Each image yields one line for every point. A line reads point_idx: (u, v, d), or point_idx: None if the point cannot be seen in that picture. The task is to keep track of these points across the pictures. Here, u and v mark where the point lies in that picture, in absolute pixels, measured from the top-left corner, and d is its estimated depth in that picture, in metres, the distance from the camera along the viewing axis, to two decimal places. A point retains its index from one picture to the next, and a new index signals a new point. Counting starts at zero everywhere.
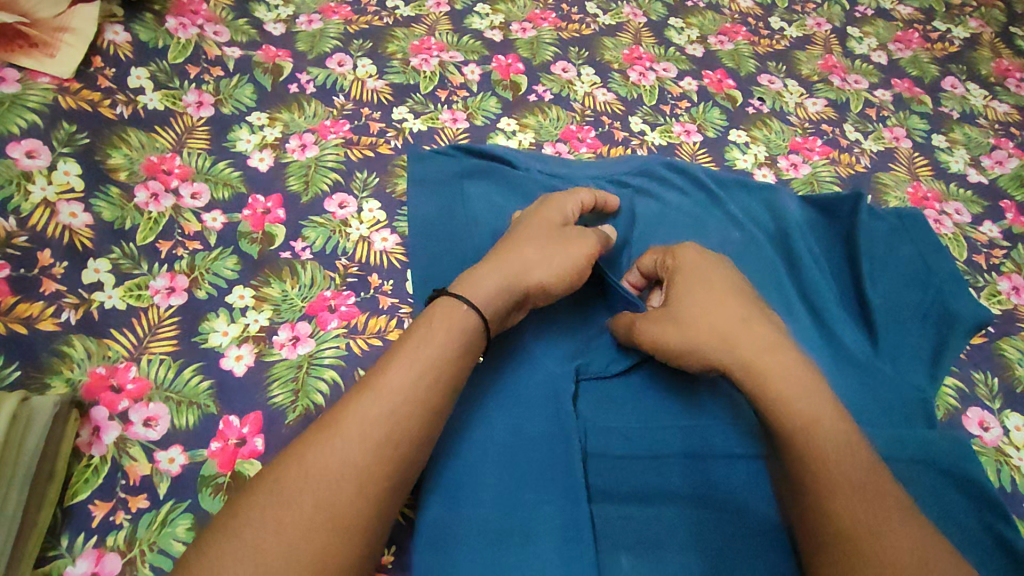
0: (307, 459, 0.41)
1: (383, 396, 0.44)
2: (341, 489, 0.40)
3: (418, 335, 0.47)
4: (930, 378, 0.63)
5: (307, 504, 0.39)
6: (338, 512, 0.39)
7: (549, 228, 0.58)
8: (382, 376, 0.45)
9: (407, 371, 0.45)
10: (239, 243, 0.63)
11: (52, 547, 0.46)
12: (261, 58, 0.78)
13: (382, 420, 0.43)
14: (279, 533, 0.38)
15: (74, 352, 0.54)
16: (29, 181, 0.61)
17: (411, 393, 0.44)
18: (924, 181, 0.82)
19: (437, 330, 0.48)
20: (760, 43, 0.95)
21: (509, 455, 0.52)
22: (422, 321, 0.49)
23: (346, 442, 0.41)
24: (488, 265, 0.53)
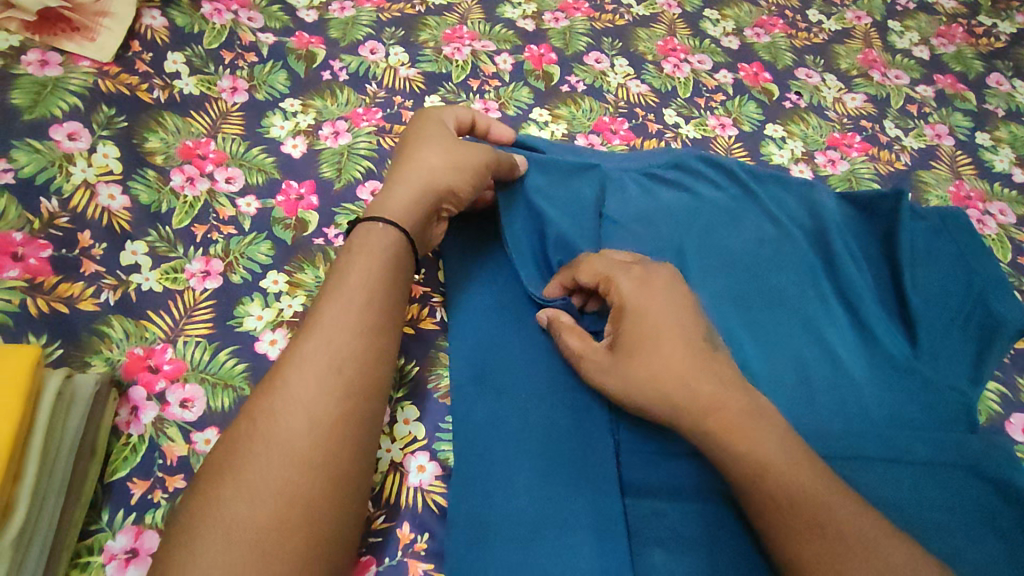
0: (256, 415, 0.44)
1: (313, 341, 0.47)
2: (294, 431, 0.43)
3: (338, 267, 0.51)
4: (972, 381, 0.61)
5: (269, 447, 0.42)
6: (295, 451, 0.42)
7: (435, 138, 0.61)
8: (309, 324, 0.48)
9: (336, 312, 0.48)
10: (273, 229, 0.64)
11: (93, 522, 0.47)
12: (295, 44, 0.78)
13: (321, 355, 0.46)
14: (238, 483, 0.41)
15: (113, 332, 0.55)
16: (70, 163, 0.62)
17: (347, 334, 0.47)
18: (966, 180, 0.80)
19: (351, 263, 0.51)
20: (797, 36, 0.93)
21: (520, 440, 0.53)
22: (342, 255, 0.52)
23: (291, 389, 0.44)
24: (393, 180, 0.57)
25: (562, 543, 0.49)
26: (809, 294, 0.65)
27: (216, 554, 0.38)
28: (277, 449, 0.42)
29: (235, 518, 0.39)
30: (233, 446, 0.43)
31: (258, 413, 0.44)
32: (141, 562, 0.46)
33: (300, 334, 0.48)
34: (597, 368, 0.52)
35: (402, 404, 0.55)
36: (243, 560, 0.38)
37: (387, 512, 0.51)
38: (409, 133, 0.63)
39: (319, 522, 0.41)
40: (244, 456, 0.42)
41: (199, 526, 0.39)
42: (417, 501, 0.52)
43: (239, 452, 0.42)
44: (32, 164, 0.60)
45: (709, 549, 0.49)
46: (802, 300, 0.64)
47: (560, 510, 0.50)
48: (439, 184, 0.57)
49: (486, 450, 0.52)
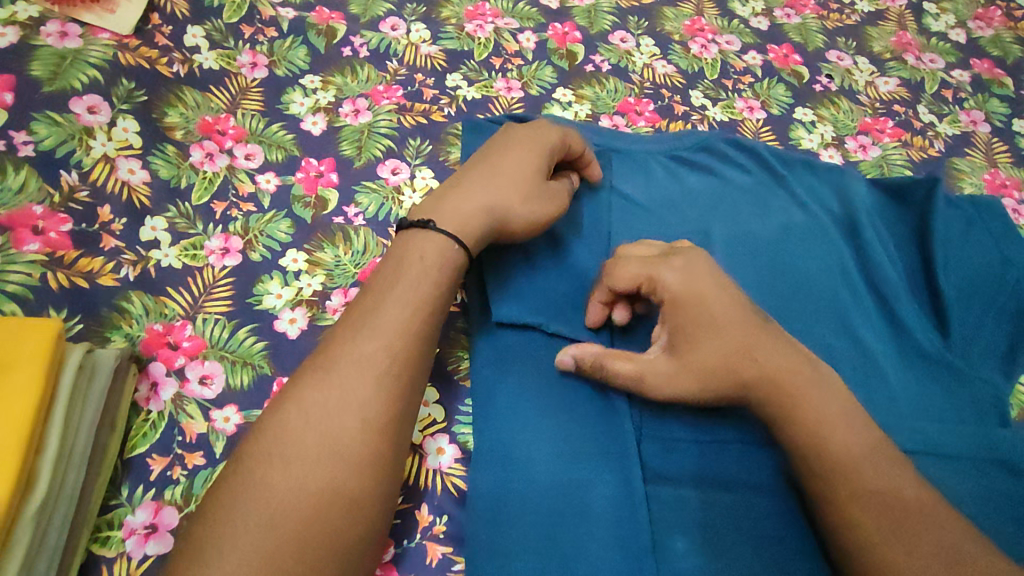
0: (303, 399, 0.42)
1: (363, 331, 0.45)
2: (343, 423, 0.42)
3: (415, 271, 0.48)
4: (1004, 374, 0.59)
5: (313, 441, 0.41)
6: (341, 443, 0.41)
7: (529, 170, 0.56)
8: (363, 313, 0.46)
9: (392, 304, 0.47)
10: (292, 207, 0.63)
11: (113, 497, 0.47)
12: (315, 19, 0.76)
13: (379, 353, 0.44)
14: (285, 469, 0.40)
15: (132, 308, 0.54)
16: (90, 137, 0.61)
17: (401, 327, 0.46)
18: (1002, 168, 0.78)
19: (405, 258, 0.49)
20: (829, 18, 0.90)
21: (551, 429, 0.52)
22: (417, 258, 0.49)
23: (338, 379, 0.43)
24: (464, 193, 0.53)
25: (596, 537, 0.48)
26: (838, 283, 0.63)
27: (257, 541, 0.37)
28: (324, 439, 0.41)
29: (278, 505, 0.39)
30: (278, 429, 0.41)
31: (303, 399, 0.42)
32: (160, 538, 0.46)
33: (346, 327, 0.46)
34: (659, 377, 0.50)
35: None
36: (280, 548, 0.37)
37: (406, 493, 0.50)
38: (514, 142, 0.58)
39: (353, 517, 0.40)
40: (290, 442, 0.41)
41: (239, 506, 0.38)
42: (435, 483, 0.51)
43: (285, 436, 0.41)
44: (52, 137, 0.60)
45: (726, 537, 0.49)
46: (830, 286, 0.63)
47: (595, 503, 0.49)
48: (499, 225, 0.54)
49: (516, 438, 0.52)
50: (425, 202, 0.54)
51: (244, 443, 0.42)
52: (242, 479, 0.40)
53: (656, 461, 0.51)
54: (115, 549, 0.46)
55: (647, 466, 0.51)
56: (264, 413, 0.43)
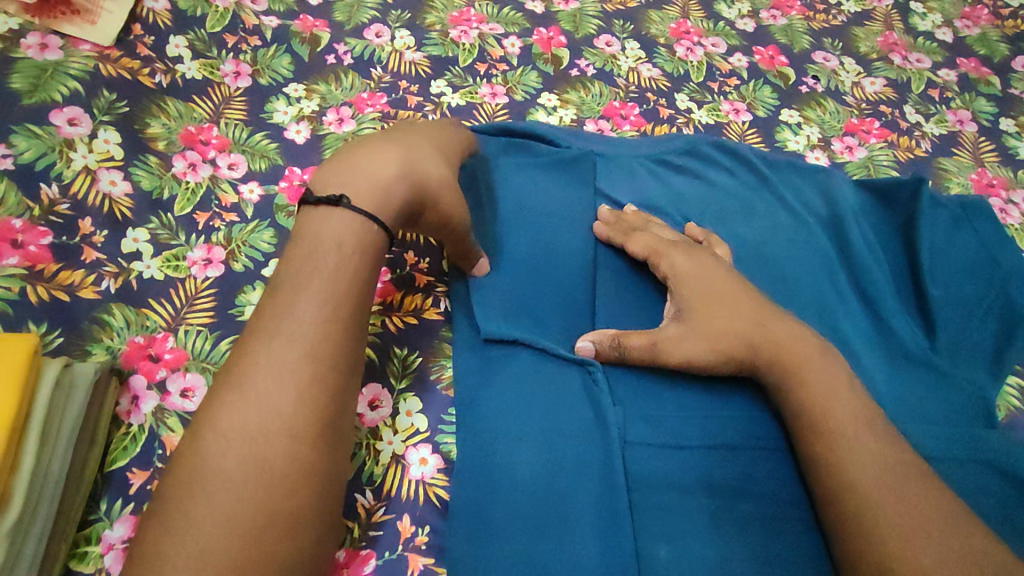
0: (219, 418, 0.39)
1: (278, 335, 0.42)
2: (267, 442, 0.38)
3: (327, 266, 0.44)
4: (992, 375, 0.59)
5: (235, 467, 0.38)
6: (267, 465, 0.38)
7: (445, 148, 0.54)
8: (271, 314, 0.43)
9: (304, 302, 0.43)
10: (275, 216, 0.63)
11: (92, 511, 0.47)
12: (299, 28, 0.76)
13: (302, 360, 0.41)
14: (222, 495, 0.37)
15: (114, 321, 0.54)
16: (71, 149, 0.61)
17: (319, 328, 0.42)
18: (989, 168, 0.78)
19: (315, 249, 0.45)
20: (815, 18, 0.90)
21: (527, 437, 0.52)
22: (332, 248, 0.44)
23: (255, 394, 0.40)
24: (382, 156, 0.49)
25: (571, 549, 0.47)
26: (822, 285, 0.63)
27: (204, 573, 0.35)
28: (254, 458, 0.38)
29: (216, 534, 0.36)
30: (199, 450, 0.38)
31: (225, 415, 0.39)
32: None
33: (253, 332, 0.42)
34: (668, 343, 0.53)
35: (405, 396, 0.55)
36: None
37: (387, 504, 0.50)
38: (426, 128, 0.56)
39: (297, 531, 0.38)
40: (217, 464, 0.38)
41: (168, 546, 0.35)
42: (417, 494, 0.51)
43: (210, 459, 0.38)
44: (32, 150, 0.59)
45: (712, 539, 0.49)
46: (815, 288, 0.63)
47: (569, 508, 0.49)
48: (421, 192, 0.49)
49: (491, 449, 0.51)
50: (346, 150, 0.50)
51: (170, 469, 0.39)
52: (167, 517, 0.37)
53: (642, 467, 0.51)
54: (94, 565, 0.45)
55: (631, 472, 0.51)
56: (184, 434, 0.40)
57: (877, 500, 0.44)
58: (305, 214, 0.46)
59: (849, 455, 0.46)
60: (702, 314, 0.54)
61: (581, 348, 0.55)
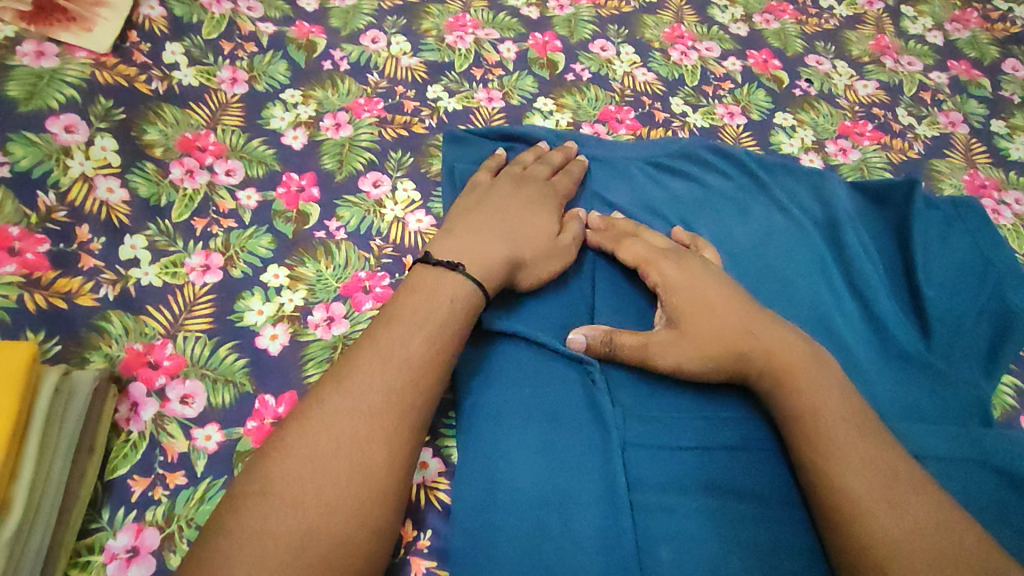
0: (327, 427, 0.43)
1: (390, 362, 0.46)
2: (371, 453, 0.42)
3: (443, 317, 0.50)
4: (987, 376, 0.60)
5: (342, 469, 0.41)
6: (368, 471, 0.42)
7: (546, 223, 0.60)
8: (385, 341, 0.47)
9: (418, 339, 0.48)
10: (273, 222, 0.63)
11: (93, 520, 0.47)
12: (295, 34, 0.77)
13: (409, 390, 0.45)
14: (318, 495, 0.40)
15: (112, 328, 0.54)
16: (68, 156, 0.61)
17: (424, 363, 0.47)
18: (981, 169, 0.78)
19: (433, 297, 0.50)
20: (807, 22, 0.91)
21: (530, 439, 0.52)
22: (446, 304, 0.50)
23: (364, 408, 0.44)
24: (489, 237, 0.56)
25: (573, 551, 0.48)
26: (817, 285, 0.64)
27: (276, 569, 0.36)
28: (350, 466, 0.41)
29: (297, 531, 0.38)
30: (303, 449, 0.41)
31: (327, 425, 0.42)
32: (142, 561, 0.46)
33: (361, 357, 0.46)
34: (659, 347, 0.54)
35: None
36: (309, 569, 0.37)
37: None
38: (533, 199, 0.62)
39: (355, 537, 0.40)
40: (306, 466, 0.41)
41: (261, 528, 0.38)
42: (420, 497, 0.50)
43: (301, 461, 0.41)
44: (28, 158, 0.59)
45: (712, 539, 0.49)
46: (811, 289, 0.64)
47: (570, 509, 0.49)
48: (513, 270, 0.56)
49: (492, 450, 0.51)
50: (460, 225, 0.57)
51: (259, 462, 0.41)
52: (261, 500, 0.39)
53: (643, 469, 0.52)
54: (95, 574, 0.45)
55: (631, 474, 0.51)
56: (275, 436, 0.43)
57: (868, 509, 0.44)
58: (420, 270, 0.53)
59: (840, 463, 0.46)
60: (692, 322, 0.54)
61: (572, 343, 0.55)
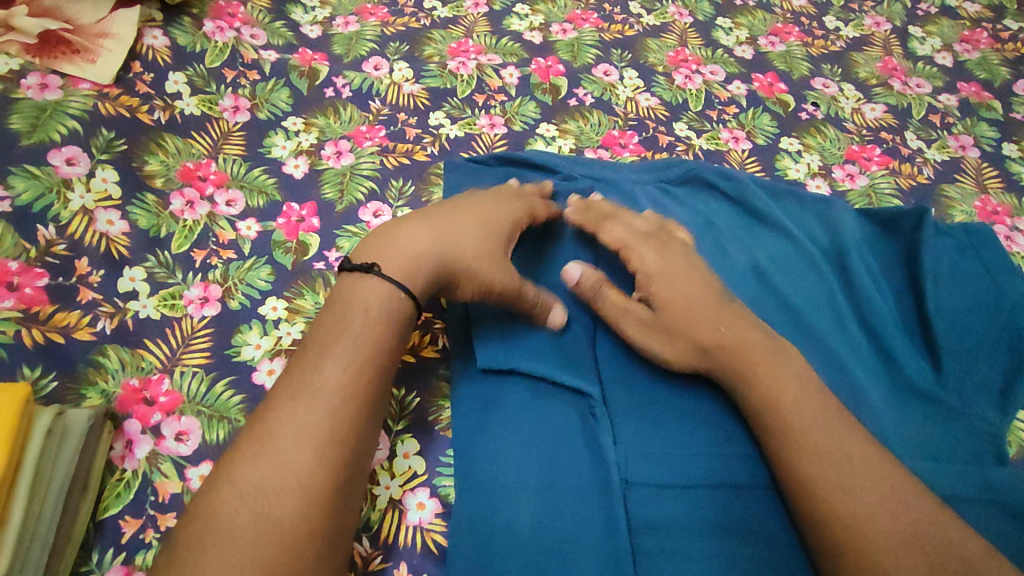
0: (238, 473, 0.39)
1: (311, 394, 0.42)
2: (280, 499, 0.38)
3: (354, 333, 0.45)
4: (1000, 412, 0.58)
5: (246, 522, 0.37)
6: (278, 519, 0.38)
7: (488, 219, 0.55)
8: (301, 375, 0.43)
9: (333, 366, 0.43)
10: (273, 252, 0.62)
11: (84, 562, 0.46)
12: (297, 61, 0.77)
13: (322, 421, 0.41)
14: (221, 554, 0.36)
15: (108, 363, 0.54)
16: (68, 189, 0.61)
17: (340, 390, 0.43)
18: (993, 194, 0.77)
19: (348, 314, 0.46)
20: (813, 44, 0.90)
21: (525, 478, 0.50)
22: (361, 316, 0.46)
23: (273, 450, 0.40)
24: (414, 230, 0.51)
25: None
26: (823, 317, 0.63)
27: None
28: (260, 518, 0.38)
29: None
30: (212, 507, 0.38)
31: (234, 477, 0.39)
32: None
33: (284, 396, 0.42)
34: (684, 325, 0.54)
35: (402, 437, 0.53)
36: None
37: (384, 552, 0.48)
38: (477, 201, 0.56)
39: None
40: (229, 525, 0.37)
41: None
42: (415, 541, 0.49)
43: (224, 519, 0.38)
44: (30, 191, 0.59)
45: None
46: (817, 318, 0.63)
47: (563, 552, 0.48)
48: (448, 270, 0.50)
49: (486, 491, 0.50)
50: (387, 225, 0.53)
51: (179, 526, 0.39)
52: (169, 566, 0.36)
53: (644, 508, 0.50)
54: None
55: (633, 515, 0.50)
56: (201, 493, 0.40)
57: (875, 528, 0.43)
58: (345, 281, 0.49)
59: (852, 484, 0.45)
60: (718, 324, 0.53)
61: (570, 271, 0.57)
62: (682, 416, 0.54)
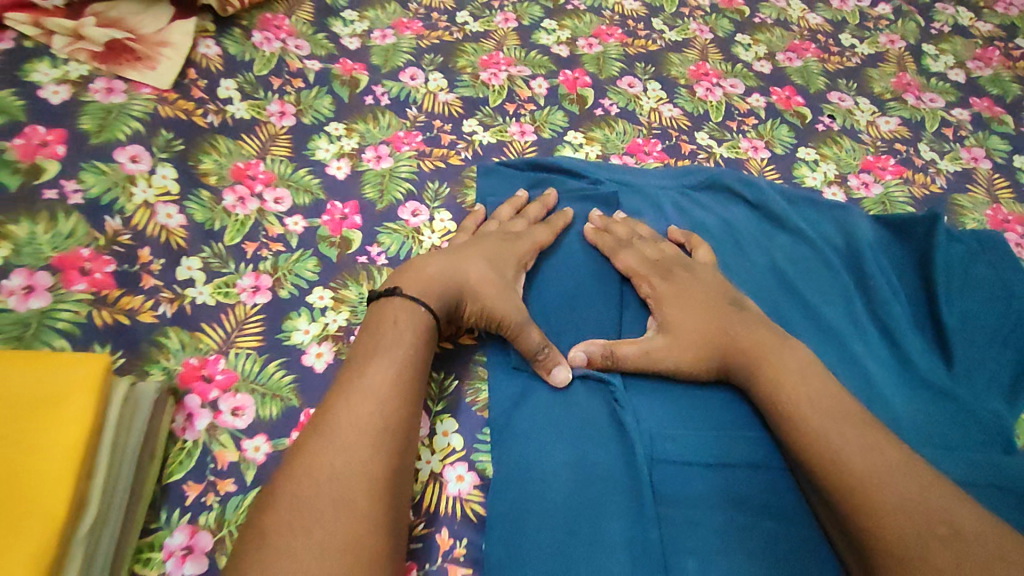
0: (307, 461, 0.43)
1: (357, 394, 0.47)
2: (352, 482, 0.43)
3: (390, 343, 0.51)
4: (1008, 404, 0.61)
5: (325, 502, 0.41)
6: (353, 500, 0.42)
7: (499, 252, 0.61)
8: (348, 380, 0.49)
9: (378, 370, 0.49)
10: (318, 246, 0.67)
11: (153, 521, 0.49)
12: (339, 71, 0.82)
13: (376, 415, 0.46)
14: (306, 531, 0.40)
15: (170, 343, 0.58)
16: (132, 183, 0.65)
17: (388, 389, 0.48)
18: (1003, 204, 0.79)
19: (382, 328, 0.53)
20: (829, 60, 0.94)
21: (559, 457, 0.54)
22: (391, 330, 0.52)
23: (338, 441, 0.44)
24: (431, 261, 0.58)
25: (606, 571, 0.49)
26: (840, 315, 0.66)
27: None
28: (336, 499, 0.42)
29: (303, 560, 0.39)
30: (288, 491, 0.42)
31: (306, 464, 0.43)
32: (197, 559, 0.48)
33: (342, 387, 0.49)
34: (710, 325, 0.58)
35: (441, 417, 0.56)
36: None
37: (427, 519, 0.51)
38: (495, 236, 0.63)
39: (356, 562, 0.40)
40: (306, 502, 0.41)
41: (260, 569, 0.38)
42: (455, 510, 0.52)
43: (300, 496, 0.42)
44: (98, 186, 0.63)
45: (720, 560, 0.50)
46: (833, 316, 0.66)
47: (600, 530, 0.50)
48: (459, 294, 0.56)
49: (523, 468, 0.53)
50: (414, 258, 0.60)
51: (255, 515, 0.42)
52: (254, 545, 0.40)
53: (669, 484, 0.53)
54: (155, 569, 0.48)
55: (659, 490, 0.53)
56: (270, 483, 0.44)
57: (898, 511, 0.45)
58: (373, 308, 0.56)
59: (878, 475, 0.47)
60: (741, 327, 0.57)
61: (574, 357, 0.57)
62: (704, 402, 0.58)
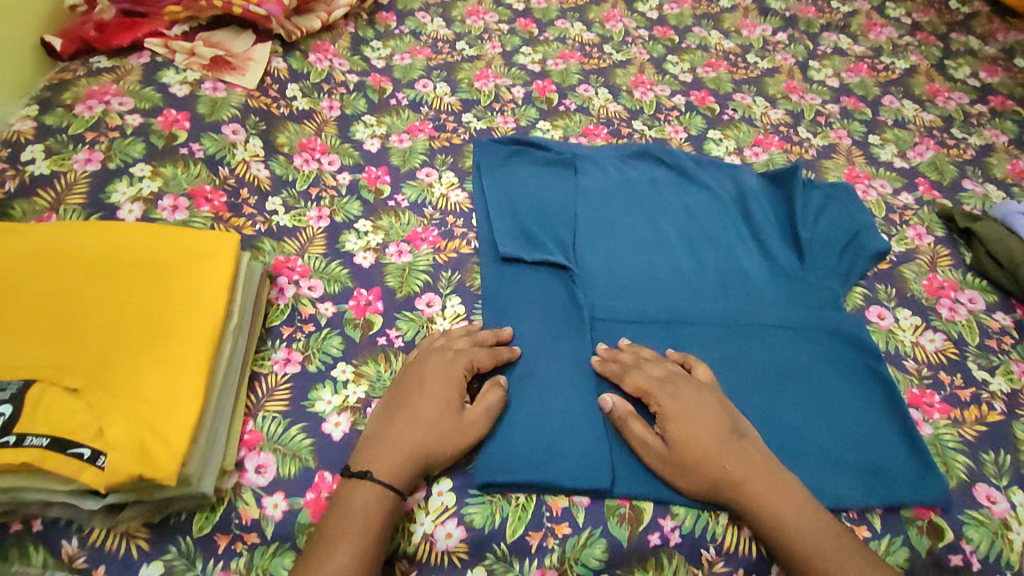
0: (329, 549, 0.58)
1: (359, 499, 0.62)
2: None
3: (361, 495, 0.62)
4: (841, 283, 0.89)
5: None
6: None
7: (445, 400, 0.68)
8: (346, 498, 0.62)
9: (366, 493, 0.62)
10: (360, 193, 0.95)
11: (263, 344, 0.76)
12: (371, 82, 1.12)
13: (369, 518, 0.61)
14: None
15: (264, 247, 0.85)
16: (234, 148, 0.94)
17: (378, 500, 0.62)
18: (858, 166, 1.08)
19: (350, 497, 0.62)
20: (737, 72, 1.25)
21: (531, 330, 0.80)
22: (361, 491, 0.62)
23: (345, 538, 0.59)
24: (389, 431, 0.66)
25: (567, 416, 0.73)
26: (729, 233, 0.94)
27: None
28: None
29: None
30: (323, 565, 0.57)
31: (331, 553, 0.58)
32: (293, 365, 0.75)
33: (333, 532, 0.60)
34: None
35: (449, 296, 0.85)
36: None
37: None
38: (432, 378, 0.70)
39: None
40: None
41: None
42: None
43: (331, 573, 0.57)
44: (212, 147, 0.92)
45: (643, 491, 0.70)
46: (723, 234, 0.94)
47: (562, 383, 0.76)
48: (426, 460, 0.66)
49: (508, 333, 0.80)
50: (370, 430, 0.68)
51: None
52: None
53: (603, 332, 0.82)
54: (266, 369, 0.74)
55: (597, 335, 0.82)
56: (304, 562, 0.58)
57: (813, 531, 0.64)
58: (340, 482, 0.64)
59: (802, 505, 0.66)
60: None
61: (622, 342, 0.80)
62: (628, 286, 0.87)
